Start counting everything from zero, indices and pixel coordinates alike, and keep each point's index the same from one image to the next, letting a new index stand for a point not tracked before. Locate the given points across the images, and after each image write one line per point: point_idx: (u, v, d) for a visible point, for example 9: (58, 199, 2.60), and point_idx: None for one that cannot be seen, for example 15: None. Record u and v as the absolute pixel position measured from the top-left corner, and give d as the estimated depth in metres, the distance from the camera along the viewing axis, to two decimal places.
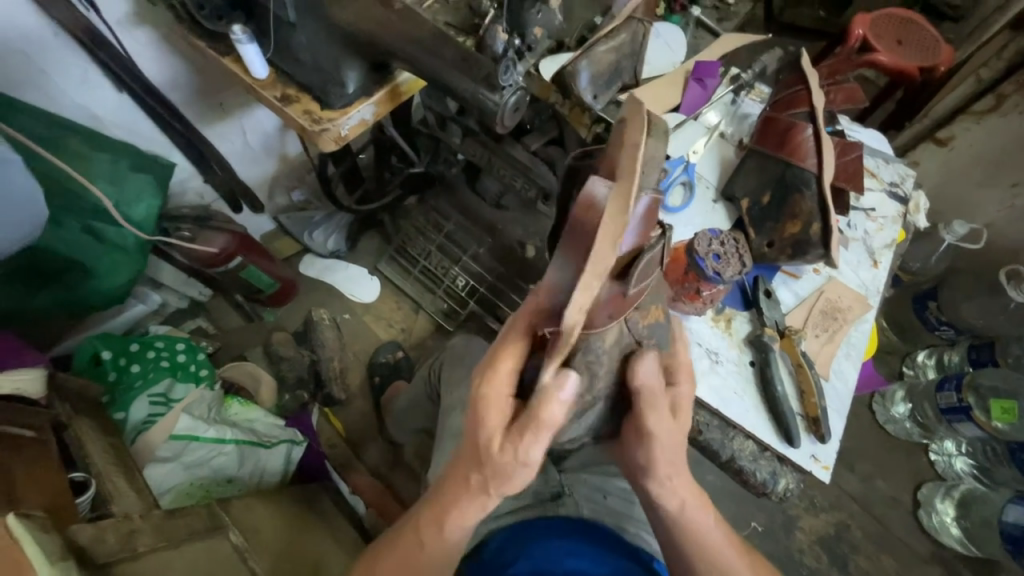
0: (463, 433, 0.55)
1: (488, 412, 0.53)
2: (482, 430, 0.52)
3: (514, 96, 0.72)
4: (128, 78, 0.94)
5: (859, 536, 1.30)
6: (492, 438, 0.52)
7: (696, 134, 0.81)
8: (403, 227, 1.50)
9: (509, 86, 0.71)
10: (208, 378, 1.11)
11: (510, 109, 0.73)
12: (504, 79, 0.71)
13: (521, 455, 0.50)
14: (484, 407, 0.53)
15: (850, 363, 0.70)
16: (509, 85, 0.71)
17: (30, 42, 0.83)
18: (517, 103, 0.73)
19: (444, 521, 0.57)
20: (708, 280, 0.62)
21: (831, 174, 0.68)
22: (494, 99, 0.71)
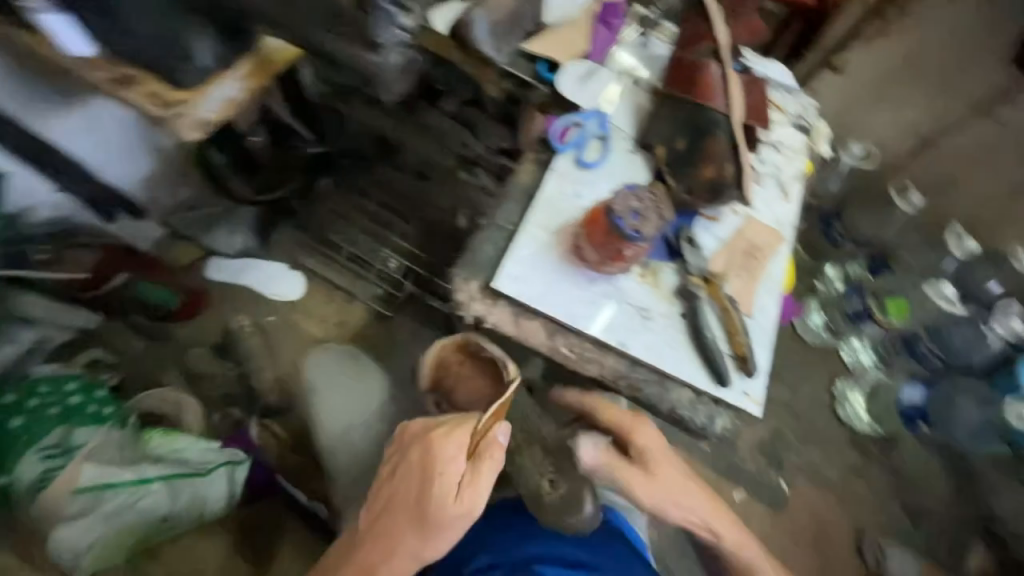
0: (421, 480, 0.69)
1: (442, 469, 0.68)
2: (441, 478, 0.68)
3: (397, 54, 0.64)
4: None
5: (792, 438, 1.45)
6: (449, 488, 0.68)
7: (609, 80, 0.76)
8: (319, 211, 1.36)
9: (389, 41, 0.63)
10: (114, 416, 1.00)
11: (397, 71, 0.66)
12: (383, 35, 0.62)
13: (468, 500, 0.68)
14: (443, 466, 0.68)
15: (771, 298, 0.73)
16: (390, 39, 0.62)
17: None
18: (403, 64, 0.66)
19: (388, 549, 0.67)
20: (629, 240, 0.62)
21: (739, 114, 0.69)
22: (376, 59, 0.63)
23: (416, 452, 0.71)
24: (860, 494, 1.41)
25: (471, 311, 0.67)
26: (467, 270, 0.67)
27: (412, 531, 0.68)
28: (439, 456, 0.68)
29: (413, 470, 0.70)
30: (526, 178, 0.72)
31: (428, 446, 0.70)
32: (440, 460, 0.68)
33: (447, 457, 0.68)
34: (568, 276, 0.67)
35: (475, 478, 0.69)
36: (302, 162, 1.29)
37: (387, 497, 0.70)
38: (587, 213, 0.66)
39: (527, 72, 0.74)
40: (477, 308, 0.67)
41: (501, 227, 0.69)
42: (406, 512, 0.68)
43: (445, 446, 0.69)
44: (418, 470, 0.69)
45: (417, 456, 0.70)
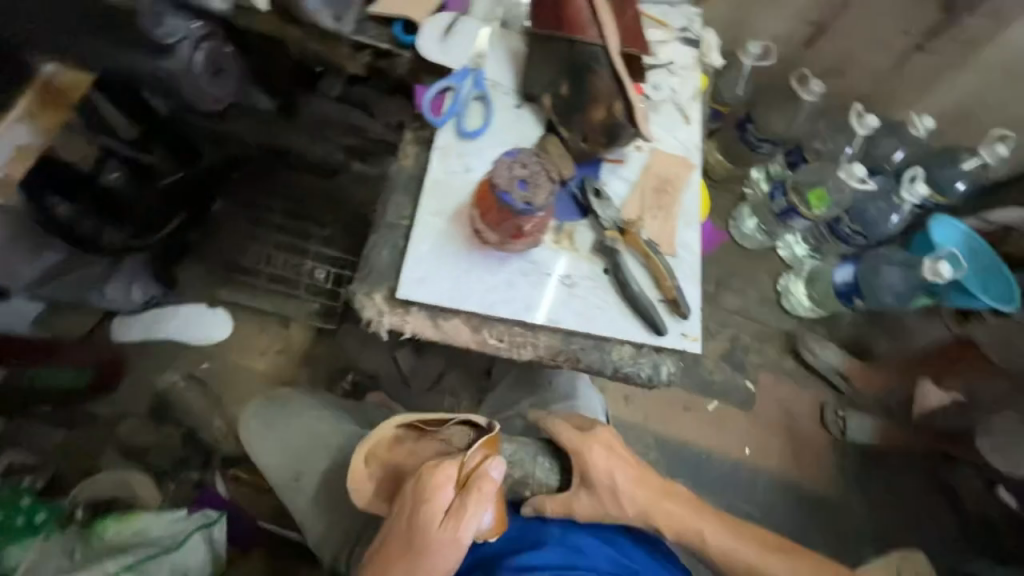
0: (411, 507, 0.66)
1: (430, 504, 0.65)
2: (429, 505, 0.65)
3: (190, 49, 0.73)
4: None
5: (749, 340, 1.53)
6: (437, 514, 0.64)
7: (474, 31, 0.69)
8: (224, 240, 1.26)
9: (177, 39, 0.72)
10: (48, 522, 0.96)
11: (202, 71, 0.76)
12: (170, 37, 0.71)
13: (458, 529, 0.63)
14: (431, 494, 0.65)
15: (692, 230, 0.70)
16: (176, 38, 0.71)
17: None
18: (205, 60, 0.76)
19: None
20: (522, 214, 0.57)
21: (616, 40, 0.61)
22: (173, 61, 0.73)
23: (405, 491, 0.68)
24: (818, 372, 1.53)
25: (384, 325, 0.63)
26: (367, 284, 0.62)
27: (401, 563, 0.64)
28: (426, 488, 0.65)
29: (404, 511, 0.67)
30: (408, 161, 0.67)
31: (416, 483, 0.67)
32: (430, 488, 0.66)
33: (433, 490, 0.65)
34: (476, 263, 0.63)
35: (462, 513, 0.64)
36: (177, 192, 1.09)
37: (381, 543, 0.67)
38: (475, 191, 0.62)
39: (384, 39, 0.65)
40: (390, 321, 0.62)
41: (394, 224, 0.65)
42: (398, 556, 0.64)
43: (433, 475, 0.66)
44: (407, 510, 0.66)
45: (405, 496, 0.67)
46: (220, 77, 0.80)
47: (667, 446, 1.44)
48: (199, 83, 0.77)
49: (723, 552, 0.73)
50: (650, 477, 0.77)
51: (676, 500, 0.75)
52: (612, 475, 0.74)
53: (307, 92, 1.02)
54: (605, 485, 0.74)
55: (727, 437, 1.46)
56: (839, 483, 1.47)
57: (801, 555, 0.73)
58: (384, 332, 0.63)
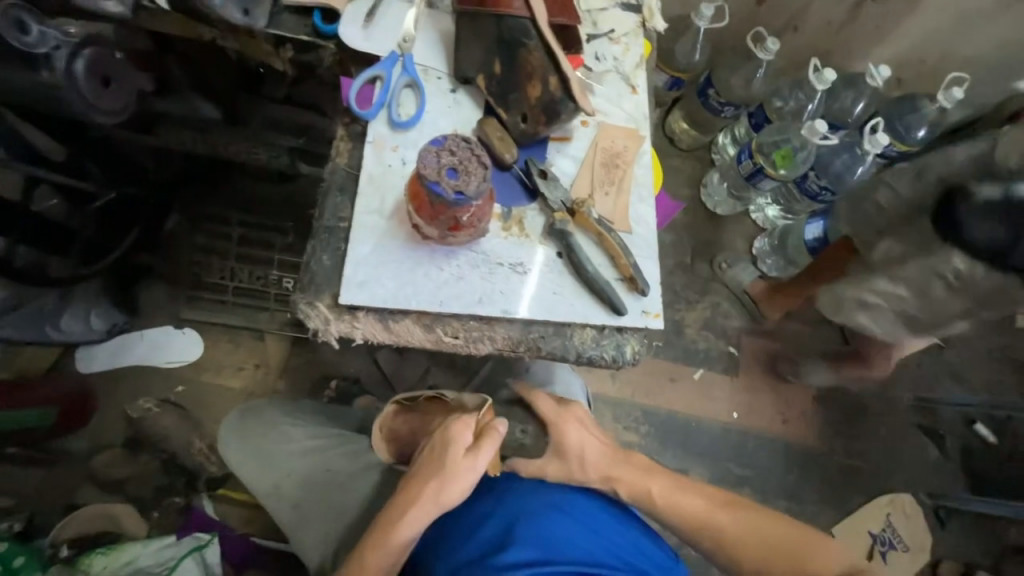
0: (432, 452, 0.70)
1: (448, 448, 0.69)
2: (450, 446, 0.68)
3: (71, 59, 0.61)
4: None
5: (727, 305, 1.54)
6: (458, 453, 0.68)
7: (399, 14, 0.65)
8: (181, 258, 1.21)
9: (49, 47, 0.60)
10: (30, 564, 0.91)
11: (87, 81, 0.63)
12: (41, 44, 0.59)
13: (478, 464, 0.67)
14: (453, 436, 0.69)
15: (646, 204, 0.69)
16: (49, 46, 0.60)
17: None
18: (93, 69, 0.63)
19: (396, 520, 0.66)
20: (457, 204, 0.54)
21: (543, 11, 0.59)
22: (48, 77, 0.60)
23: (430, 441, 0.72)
24: (797, 331, 1.55)
25: (332, 333, 0.60)
26: (309, 293, 0.59)
27: (419, 502, 0.66)
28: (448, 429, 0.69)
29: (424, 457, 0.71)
30: (344, 160, 0.63)
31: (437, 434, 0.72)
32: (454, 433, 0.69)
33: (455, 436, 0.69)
34: (421, 259, 0.61)
35: (479, 453, 0.68)
36: (120, 214, 1.06)
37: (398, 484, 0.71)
38: (408, 188, 0.58)
39: (303, 30, 0.61)
40: (339, 329, 0.60)
41: (333, 227, 0.61)
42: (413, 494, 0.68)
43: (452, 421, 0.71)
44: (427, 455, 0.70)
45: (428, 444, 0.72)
46: (116, 88, 0.67)
47: (656, 418, 1.45)
48: (87, 94, 0.63)
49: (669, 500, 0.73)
50: (610, 447, 0.76)
51: (630, 464, 0.75)
52: (586, 444, 0.73)
53: (251, 96, 0.97)
54: (578, 455, 0.73)
55: (715, 404, 1.48)
56: (826, 435, 1.50)
57: (751, 508, 0.72)
58: (334, 341, 0.61)
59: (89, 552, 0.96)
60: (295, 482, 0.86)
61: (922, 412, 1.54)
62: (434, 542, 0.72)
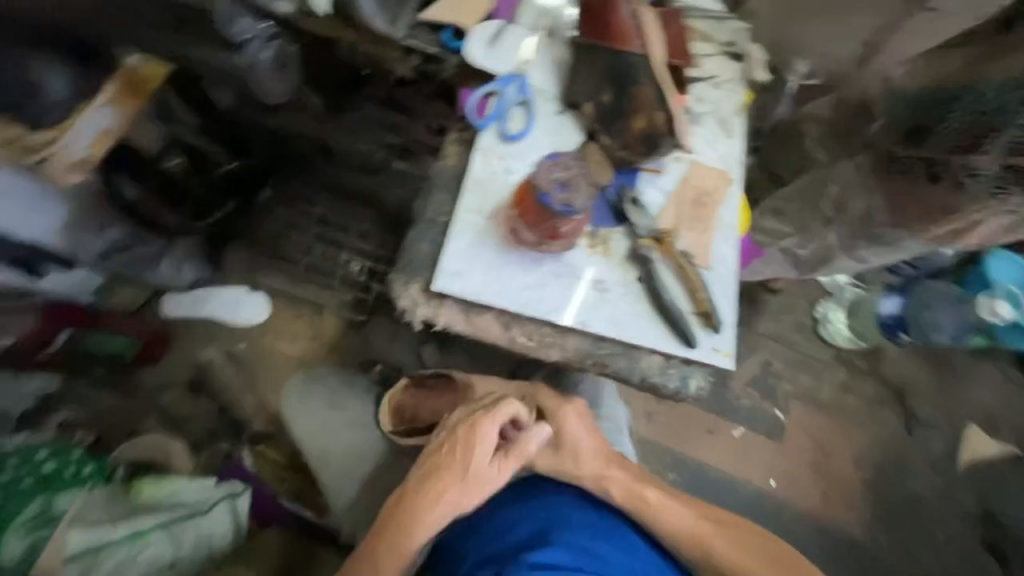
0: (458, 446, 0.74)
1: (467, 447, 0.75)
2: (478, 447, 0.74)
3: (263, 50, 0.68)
4: None
5: (780, 365, 1.48)
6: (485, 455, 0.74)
7: (519, 38, 0.71)
8: (268, 228, 1.29)
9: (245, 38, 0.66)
10: (95, 475, 1.01)
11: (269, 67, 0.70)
12: (240, 33, 0.66)
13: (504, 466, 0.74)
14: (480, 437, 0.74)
15: (730, 244, 0.69)
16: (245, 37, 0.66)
17: None
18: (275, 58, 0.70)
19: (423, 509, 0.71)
20: (562, 215, 0.59)
21: (659, 52, 0.65)
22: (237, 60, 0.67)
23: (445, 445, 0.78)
24: (853, 407, 1.46)
25: (418, 316, 0.65)
26: (406, 273, 0.65)
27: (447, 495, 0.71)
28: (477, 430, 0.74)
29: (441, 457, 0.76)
30: (453, 161, 0.70)
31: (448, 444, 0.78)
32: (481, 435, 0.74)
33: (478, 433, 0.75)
34: (511, 262, 0.64)
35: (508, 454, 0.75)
36: (237, 181, 1.24)
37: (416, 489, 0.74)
38: (516, 194, 0.63)
39: (433, 44, 0.67)
40: (424, 312, 0.65)
41: (433, 220, 0.67)
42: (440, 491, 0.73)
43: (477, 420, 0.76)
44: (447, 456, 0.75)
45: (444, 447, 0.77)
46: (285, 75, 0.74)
47: (685, 467, 1.40)
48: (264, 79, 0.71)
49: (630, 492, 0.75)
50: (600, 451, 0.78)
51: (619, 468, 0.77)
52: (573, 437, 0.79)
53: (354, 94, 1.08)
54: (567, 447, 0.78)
55: (751, 465, 1.41)
56: (872, 526, 1.39)
57: (740, 527, 0.73)
58: (418, 323, 0.65)
59: (141, 476, 1.04)
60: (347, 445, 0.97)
61: (988, 527, 1.38)
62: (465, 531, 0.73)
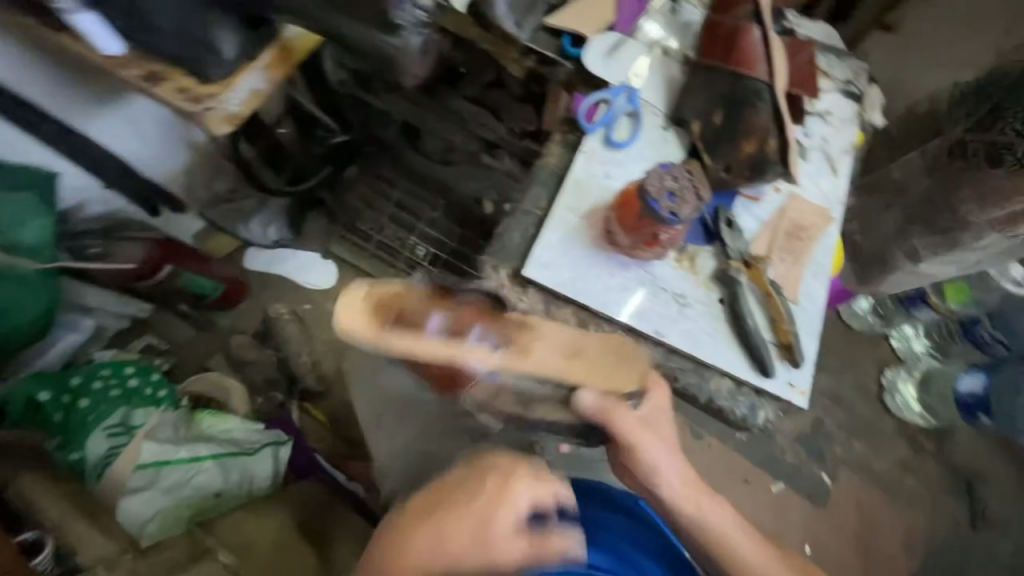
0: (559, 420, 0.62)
1: (472, 507, 0.57)
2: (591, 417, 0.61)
3: (420, 34, 0.57)
4: None
5: (833, 427, 1.38)
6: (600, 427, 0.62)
7: (635, 53, 0.74)
8: (349, 202, 1.36)
9: (412, 22, 0.56)
10: (168, 398, 1.07)
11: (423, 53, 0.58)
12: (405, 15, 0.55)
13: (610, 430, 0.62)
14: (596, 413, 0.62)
15: (819, 282, 0.74)
16: (412, 21, 0.56)
17: None
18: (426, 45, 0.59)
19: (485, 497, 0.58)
20: (665, 222, 0.62)
21: (783, 80, 0.67)
22: (396, 42, 0.56)
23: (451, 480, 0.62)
24: (911, 487, 1.35)
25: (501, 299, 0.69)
26: (496, 259, 0.69)
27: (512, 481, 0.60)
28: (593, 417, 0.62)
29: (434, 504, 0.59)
30: (554, 161, 0.73)
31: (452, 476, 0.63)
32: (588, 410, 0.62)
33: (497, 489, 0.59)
34: (600, 261, 0.69)
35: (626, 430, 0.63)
36: (344, 151, 1.30)
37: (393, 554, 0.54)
38: (619, 196, 0.67)
39: (551, 48, 0.71)
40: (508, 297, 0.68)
41: (528, 212, 0.71)
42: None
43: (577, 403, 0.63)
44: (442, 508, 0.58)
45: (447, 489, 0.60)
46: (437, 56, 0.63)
47: None
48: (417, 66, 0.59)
49: (722, 538, 0.66)
50: (693, 486, 0.67)
51: (710, 504, 0.67)
52: (665, 475, 0.66)
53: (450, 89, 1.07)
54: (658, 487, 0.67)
55: (788, 526, 1.32)
56: None
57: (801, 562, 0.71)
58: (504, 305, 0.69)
59: (202, 409, 1.11)
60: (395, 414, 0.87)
61: None
62: None
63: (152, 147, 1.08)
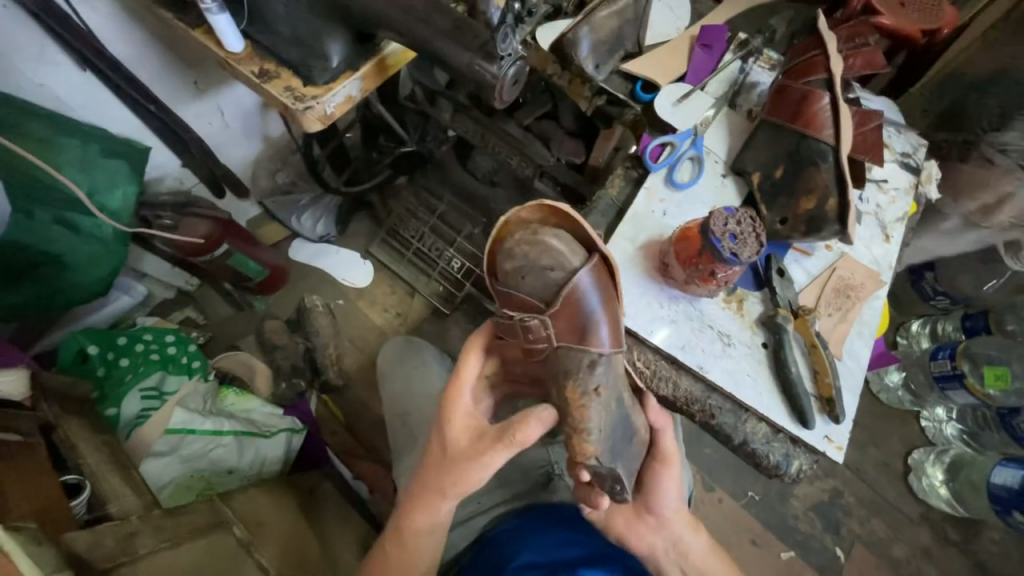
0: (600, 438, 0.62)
1: (488, 462, 0.59)
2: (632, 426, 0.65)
3: (515, 66, 0.62)
4: (105, 65, 0.87)
5: (852, 501, 1.33)
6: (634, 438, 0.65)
7: (704, 105, 0.80)
8: (394, 209, 1.40)
9: (508, 55, 0.61)
10: (201, 369, 1.08)
11: (511, 83, 0.63)
12: (503, 47, 0.60)
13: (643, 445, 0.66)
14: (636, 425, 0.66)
15: (864, 341, 0.77)
16: (509, 54, 0.61)
17: None
18: (518, 76, 0.63)
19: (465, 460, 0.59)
20: (725, 261, 0.64)
21: (847, 145, 0.70)
22: (493, 70, 0.61)
23: (466, 407, 0.62)
24: None
25: None
26: None
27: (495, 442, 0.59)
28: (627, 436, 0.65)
29: (453, 445, 0.60)
30: (614, 192, 0.78)
31: (462, 369, 0.62)
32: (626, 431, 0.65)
33: (517, 441, 0.58)
34: (651, 290, 0.73)
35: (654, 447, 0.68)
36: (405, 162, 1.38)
37: (408, 515, 0.62)
38: (679, 231, 0.70)
39: (623, 90, 0.81)
40: None
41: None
42: (437, 533, 0.62)
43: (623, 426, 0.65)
44: (462, 454, 0.59)
45: (466, 423, 0.61)
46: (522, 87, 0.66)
47: None
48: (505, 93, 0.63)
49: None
50: (684, 520, 0.69)
51: (694, 540, 0.69)
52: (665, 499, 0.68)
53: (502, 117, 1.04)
54: (657, 514, 0.68)
55: None
56: None
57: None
58: None
59: (228, 387, 1.12)
60: (424, 411, 1.02)
61: None
62: (517, 536, 0.72)
63: (232, 134, 1.18)
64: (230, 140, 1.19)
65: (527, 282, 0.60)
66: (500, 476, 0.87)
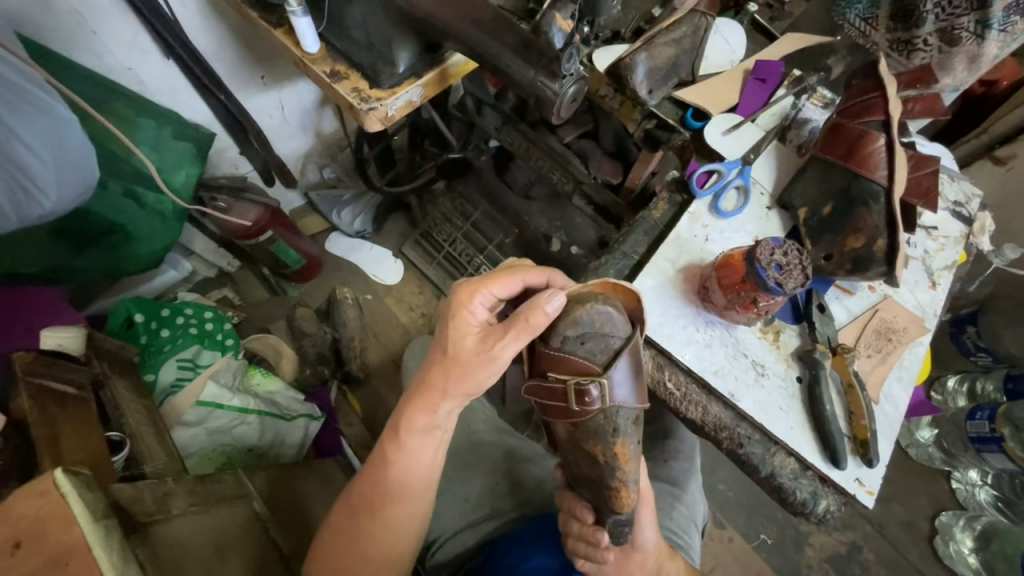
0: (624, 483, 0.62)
1: (498, 349, 0.55)
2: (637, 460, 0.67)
3: (575, 86, 0.64)
4: (191, 61, 0.94)
5: (871, 558, 1.27)
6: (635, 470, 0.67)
7: (751, 136, 0.81)
8: (430, 213, 1.44)
9: (570, 75, 0.64)
10: (234, 347, 1.10)
11: (568, 100, 0.65)
12: (566, 66, 0.62)
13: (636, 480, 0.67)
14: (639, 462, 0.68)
15: (902, 386, 0.75)
16: (570, 74, 0.64)
17: (89, 12, 0.81)
18: (575, 96, 0.66)
19: (471, 364, 0.56)
20: (769, 291, 0.64)
21: (900, 186, 0.70)
22: (553, 88, 0.63)
23: (477, 315, 0.58)
24: None
25: None
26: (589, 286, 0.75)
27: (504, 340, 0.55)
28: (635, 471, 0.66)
29: (462, 347, 0.57)
30: (657, 215, 0.78)
31: (487, 279, 0.59)
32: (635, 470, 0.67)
33: (530, 325, 0.54)
34: (687, 313, 0.73)
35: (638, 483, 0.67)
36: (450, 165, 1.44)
37: (407, 424, 0.59)
38: (723, 258, 0.70)
39: (673, 117, 0.82)
40: None
41: (625, 254, 0.77)
42: (431, 437, 0.61)
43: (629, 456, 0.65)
44: (471, 353, 0.56)
45: (476, 326, 0.58)
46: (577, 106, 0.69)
47: None
48: (561, 110, 0.66)
49: None
50: (665, 554, 0.68)
51: (672, 567, 0.69)
52: (647, 542, 0.66)
53: (545, 130, 1.07)
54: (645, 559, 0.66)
55: None
56: None
57: None
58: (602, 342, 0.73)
59: (256, 366, 1.15)
60: None
61: None
62: (526, 545, 0.73)
63: (287, 126, 1.24)
64: (285, 132, 1.25)
65: (587, 348, 0.58)
66: (512, 486, 0.87)
